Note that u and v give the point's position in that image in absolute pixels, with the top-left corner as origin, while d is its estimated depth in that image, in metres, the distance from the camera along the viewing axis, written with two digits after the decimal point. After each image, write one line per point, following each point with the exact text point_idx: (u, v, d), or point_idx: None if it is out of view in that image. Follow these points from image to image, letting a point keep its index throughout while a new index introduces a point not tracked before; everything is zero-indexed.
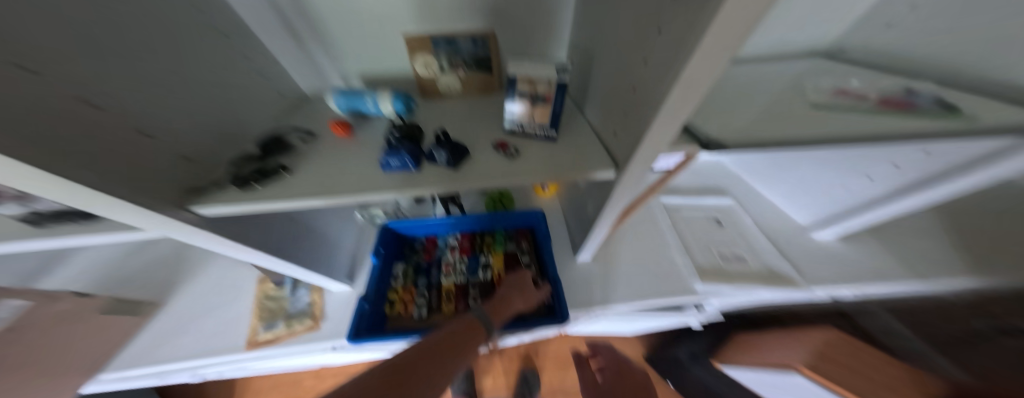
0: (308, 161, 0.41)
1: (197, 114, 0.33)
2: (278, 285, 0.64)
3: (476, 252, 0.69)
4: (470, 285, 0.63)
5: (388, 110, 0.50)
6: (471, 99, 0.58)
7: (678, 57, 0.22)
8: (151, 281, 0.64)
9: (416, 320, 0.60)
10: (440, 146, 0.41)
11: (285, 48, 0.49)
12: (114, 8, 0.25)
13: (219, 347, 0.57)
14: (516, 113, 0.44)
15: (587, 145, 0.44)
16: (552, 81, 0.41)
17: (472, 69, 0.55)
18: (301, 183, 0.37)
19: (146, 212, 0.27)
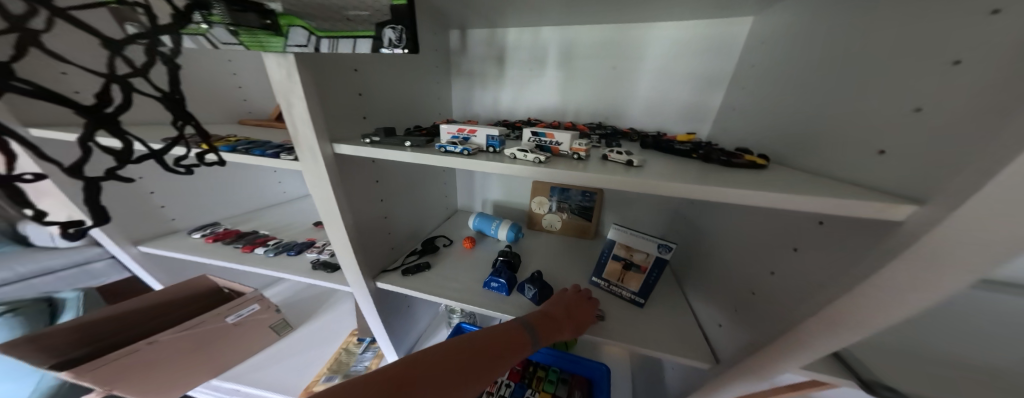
0: (444, 262, 0.55)
1: (416, 222, 0.56)
2: (358, 341, 0.74)
3: (524, 382, 0.64)
4: None
5: (503, 235, 0.64)
6: (567, 238, 0.69)
7: (824, 292, 0.23)
8: (299, 308, 0.83)
9: None
10: (531, 283, 0.48)
11: (463, 179, 0.74)
12: (418, 177, 0.52)
13: (287, 386, 0.64)
14: (606, 268, 0.50)
15: (683, 325, 0.43)
16: (650, 255, 0.45)
17: (574, 215, 0.68)
18: (434, 279, 0.49)
19: (361, 278, 0.41)
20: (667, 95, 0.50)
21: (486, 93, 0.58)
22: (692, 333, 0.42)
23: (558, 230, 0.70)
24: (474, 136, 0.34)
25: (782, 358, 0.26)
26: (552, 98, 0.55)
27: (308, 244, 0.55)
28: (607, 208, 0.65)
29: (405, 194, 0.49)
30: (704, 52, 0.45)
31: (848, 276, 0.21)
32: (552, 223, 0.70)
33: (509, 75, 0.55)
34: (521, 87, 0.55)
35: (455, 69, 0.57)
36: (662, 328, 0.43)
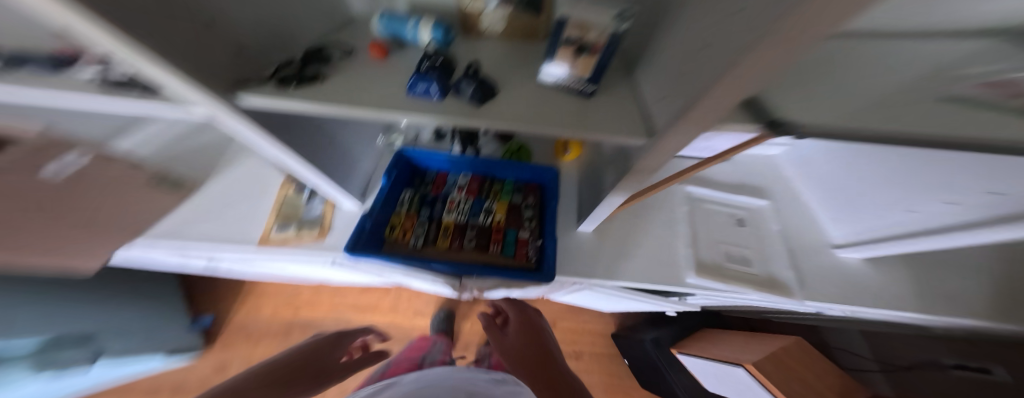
0: (344, 73, 0.43)
1: (255, 8, 0.36)
2: (297, 192, 0.69)
3: (482, 196, 0.70)
4: (469, 225, 0.66)
5: (427, 38, 0.51)
6: (513, 44, 0.56)
7: (748, 35, 0.18)
8: (196, 162, 0.74)
9: (410, 248, 0.64)
10: (466, 82, 0.45)
11: None
12: None
13: (233, 238, 0.63)
14: (560, 65, 0.42)
15: (624, 109, 0.42)
16: (604, 31, 0.38)
17: (521, 7, 0.51)
18: (331, 92, 0.39)
19: (201, 91, 0.29)
20: None
21: None
22: (633, 114, 0.41)
23: (501, 33, 0.55)
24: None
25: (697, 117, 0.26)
26: None
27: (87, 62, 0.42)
28: None
29: None
30: None
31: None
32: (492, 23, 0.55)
33: None
34: None
35: None
36: (602, 113, 0.42)
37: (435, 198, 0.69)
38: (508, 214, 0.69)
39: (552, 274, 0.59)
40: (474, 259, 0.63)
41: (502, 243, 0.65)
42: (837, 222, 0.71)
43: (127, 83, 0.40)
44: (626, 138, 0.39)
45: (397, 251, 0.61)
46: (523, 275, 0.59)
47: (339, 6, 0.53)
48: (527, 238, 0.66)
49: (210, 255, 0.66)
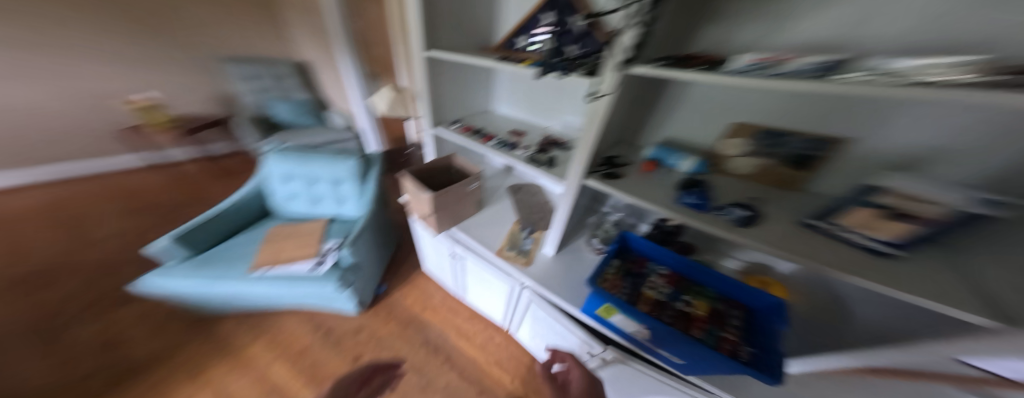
0: (633, 176, 0.76)
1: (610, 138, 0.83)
2: (520, 229, 1.18)
3: (680, 290, 0.76)
4: (670, 306, 0.71)
5: (687, 167, 0.74)
6: (755, 183, 0.75)
7: None
8: (488, 194, 1.39)
9: (620, 298, 0.72)
10: (737, 208, 0.59)
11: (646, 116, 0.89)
12: (623, 108, 0.76)
13: (487, 244, 1.14)
14: (849, 216, 0.52)
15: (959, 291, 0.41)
16: (943, 209, 0.40)
17: (777, 162, 0.70)
18: (627, 186, 0.72)
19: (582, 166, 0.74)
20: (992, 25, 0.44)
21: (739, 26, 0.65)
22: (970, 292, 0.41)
23: (744, 174, 0.76)
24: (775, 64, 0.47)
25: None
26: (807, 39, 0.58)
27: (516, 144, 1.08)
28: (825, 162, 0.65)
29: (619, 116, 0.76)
30: None
31: None
32: (738, 165, 0.75)
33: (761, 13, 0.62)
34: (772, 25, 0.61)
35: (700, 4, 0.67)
36: (914, 277, 0.44)
37: (637, 273, 0.80)
38: (711, 315, 0.70)
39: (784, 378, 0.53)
40: (673, 338, 0.64)
41: (706, 333, 0.65)
42: None
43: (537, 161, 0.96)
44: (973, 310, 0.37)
45: (608, 293, 0.71)
46: (751, 369, 0.55)
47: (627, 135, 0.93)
48: (736, 339, 0.63)
49: (468, 248, 1.21)
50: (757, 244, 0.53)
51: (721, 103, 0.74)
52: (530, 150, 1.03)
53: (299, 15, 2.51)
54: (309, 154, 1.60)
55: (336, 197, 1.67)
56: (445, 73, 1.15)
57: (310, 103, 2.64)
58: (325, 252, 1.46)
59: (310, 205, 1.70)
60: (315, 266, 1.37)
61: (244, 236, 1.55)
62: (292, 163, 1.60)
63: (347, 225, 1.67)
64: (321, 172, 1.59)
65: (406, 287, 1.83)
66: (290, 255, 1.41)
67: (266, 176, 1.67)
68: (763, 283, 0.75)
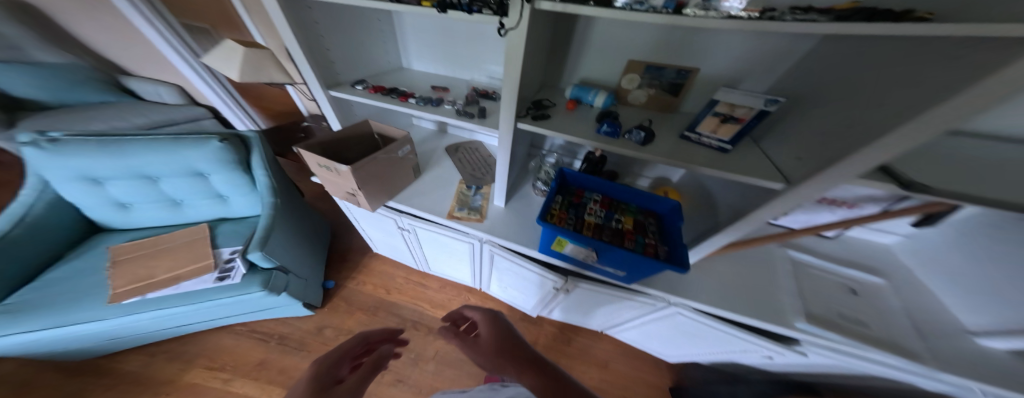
0: (558, 116, 0.84)
1: (531, 81, 0.85)
2: (467, 187, 1.19)
3: (612, 210, 0.92)
4: (606, 226, 0.86)
5: (599, 102, 0.84)
6: (650, 109, 0.87)
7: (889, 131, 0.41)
8: (427, 161, 1.31)
9: (565, 225, 0.85)
10: (640, 130, 0.70)
11: (561, 63, 0.93)
12: (538, 51, 0.80)
13: (435, 211, 1.12)
14: (707, 124, 0.66)
15: (761, 164, 0.63)
16: (752, 109, 0.57)
17: (662, 91, 0.83)
18: (554, 125, 0.80)
19: (506, 113, 0.80)
20: None
21: None
22: (770, 167, 0.61)
23: (642, 103, 0.87)
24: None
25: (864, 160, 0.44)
26: None
27: (439, 99, 1.02)
28: (696, 84, 0.79)
29: (535, 63, 0.82)
30: None
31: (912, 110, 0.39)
32: (638, 96, 0.85)
33: None
34: None
35: None
36: (743, 163, 0.63)
37: (577, 204, 0.92)
38: (636, 227, 0.88)
39: (689, 265, 0.73)
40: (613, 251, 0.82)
41: (634, 242, 0.82)
42: (967, 312, 0.73)
43: (468, 113, 0.94)
44: (773, 182, 0.58)
45: (558, 227, 0.82)
46: (666, 264, 0.74)
47: (547, 78, 0.98)
48: (654, 243, 0.83)
49: (413, 220, 1.19)
50: (654, 156, 0.67)
51: (618, 37, 0.81)
52: (456, 104, 0.99)
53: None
54: (122, 142, 1.10)
55: (210, 194, 1.30)
56: (323, 18, 0.93)
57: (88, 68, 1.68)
58: (228, 260, 1.25)
59: (170, 209, 1.32)
60: (218, 280, 1.19)
61: (79, 260, 1.21)
62: (98, 160, 1.10)
63: (246, 227, 1.39)
64: (160, 166, 1.15)
65: (361, 275, 1.74)
66: (163, 275, 1.17)
67: (62, 182, 1.16)
68: (665, 193, 0.96)
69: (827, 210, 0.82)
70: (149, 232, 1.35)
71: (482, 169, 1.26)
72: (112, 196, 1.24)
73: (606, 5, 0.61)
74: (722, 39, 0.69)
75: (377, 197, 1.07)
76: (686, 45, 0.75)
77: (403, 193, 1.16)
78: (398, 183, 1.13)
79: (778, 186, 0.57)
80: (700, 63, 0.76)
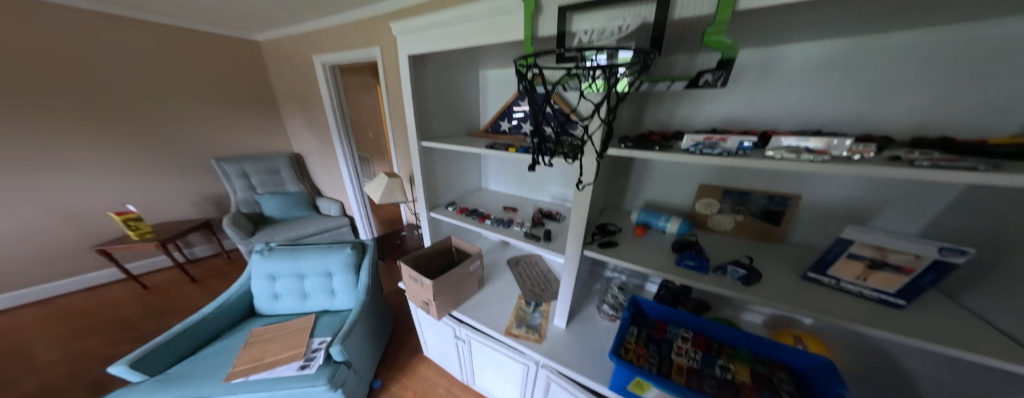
0: (628, 242, 0.82)
1: (597, 206, 0.90)
2: (526, 302, 1.14)
3: (712, 352, 0.70)
4: (708, 375, 0.64)
5: (674, 228, 0.81)
6: (740, 237, 0.78)
7: None
8: (491, 272, 1.36)
9: (647, 368, 0.65)
10: (739, 266, 0.59)
11: (626, 188, 0.98)
12: (604, 181, 0.87)
13: (494, 325, 1.06)
14: (841, 267, 0.52)
15: (982, 336, 0.42)
16: (919, 257, 0.43)
17: (753, 217, 0.75)
18: (627, 252, 0.76)
19: (574, 239, 0.82)
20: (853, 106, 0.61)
21: (665, 112, 0.84)
22: (1002, 342, 0.40)
23: (728, 229, 0.79)
24: (723, 142, 0.57)
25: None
26: (735, 113, 0.73)
27: (510, 220, 1.14)
28: (799, 212, 0.69)
29: (600, 192, 0.89)
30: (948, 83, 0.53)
31: None
32: (721, 223, 0.79)
33: (694, 96, 0.77)
34: (705, 103, 0.77)
35: (651, 97, 0.85)
36: (942, 328, 0.43)
37: (659, 339, 0.74)
38: (756, 381, 0.63)
39: None
40: None
41: None
42: None
43: (535, 236, 1.01)
44: (1013, 363, 0.37)
45: (637, 366, 0.64)
46: None
47: (612, 201, 1.02)
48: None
49: (470, 332, 1.13)
50: (772, 300, 0.53)
51: (685, 168, 0.83)
52: (524, 226, 1.08)
53: (298, 114, 2.67)
54: (301, 250, 1.61)
55: (327, 290, 1.62)
56: (437, 160, 1.26)
57: (304, 195, 2.71)
58: (313, 350, 1.36)
59: (299, 301, 1.64)
60: (301, 367, 1.27)
61: (225, 341, 1.45)
62: (281, 261, 1.59)
63: (338, 318, 1.58)
64: (311, 266, 1.58)
65: (406, 378, 1.61)
66: (269, 359, 1.32)
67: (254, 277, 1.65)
68: (797, 339, 0.70)
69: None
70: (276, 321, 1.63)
71: (541, 286, 1.24)
72: (273, 290, 1.64)
73: (670, 149, 0.66)
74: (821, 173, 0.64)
75: (444, 307, 1.09)
76: (771, 175, 0.70)
77: (465, 303, 1.17)
78: (464, 296, 1.16)
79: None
80: (799, 190, 0.68)
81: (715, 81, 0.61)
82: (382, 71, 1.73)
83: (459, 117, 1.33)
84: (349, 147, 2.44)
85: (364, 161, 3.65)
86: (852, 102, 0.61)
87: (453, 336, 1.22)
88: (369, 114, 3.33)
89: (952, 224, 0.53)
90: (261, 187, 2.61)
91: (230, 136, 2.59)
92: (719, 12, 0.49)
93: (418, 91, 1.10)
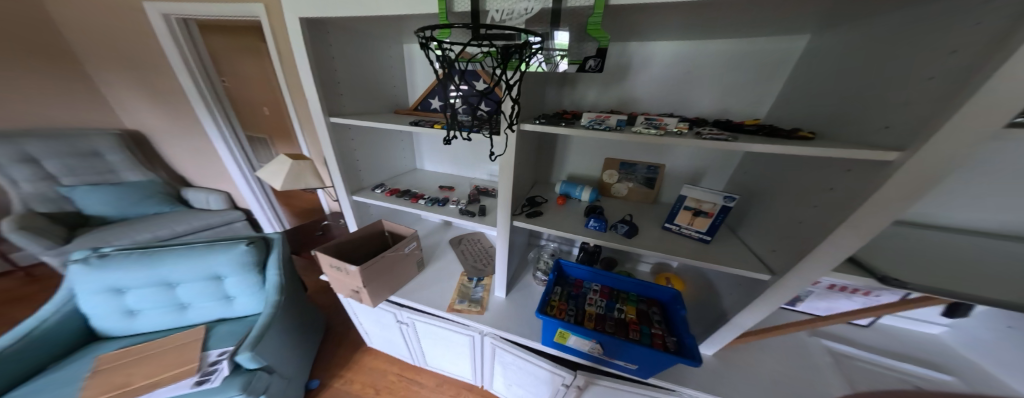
0: (550, 212, 0.96)
1: (525, 180, 1.00)
2: (468, 279, 1.23)
3: (613, 299, 0.92)
4: (608, 317, 0.85)
5: (586, 196, 1.00)
6: (630, 199, 1.00)
7: (834, 232, 0.51)
8: (431, 253, 1.38)
9: (566, 319, 0.82)
10: (624, 223, 0.79)
11: (548, 164, 1.11)
12: (529, 159, 0.97)
13: (437, 304, 1.11)
14: (682, 217, 0.75)
15: (742, 254, 0.70)
16: (716, 204, 0.68)
17: (639, 184, 0.98)
18: (549, 221, 0.90)
19: (504, 212, 0.90)
20: (697, 97, 0.82)
21: (575, 94, 0.95)
22: (749, 257, 0.68)
23: (623, 194, 1.01)
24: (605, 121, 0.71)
25: (817, 256, 0.53)
26: (626, 99, 0.89)
27: (446, 199, 1.16)
28: (665, 179, 0.94)
29: (526, 169, 0.99)
30: (746, 84, 0.76)
31: (846, 212, 0.50)
32: (620, 189, 1.00)
33: (596, 81, 0.91)
34: (604, 88, 0.91)
35: (565, 80, 0.94)
36: (727, 253, 0.70)
37: (578, 294, 0.93)
38: (639, 316, 0.86)
39: (702, 358, 0.69)
40: (621, 347, 0.77)
41: (640, 333, 0.79)
42: None
43: (469, 213, 1.06)
44: (753, 271, 0.64)
45: (559, 319, 0.80)
46: (677, 357, 0.70)
47: (539, 177, 1.15)
48: (663, 333, 0.80)
49: (412, 314, 1.16)
50: (644, 248, 0.73)
51: (592, 146, 1.00)
52: (460, 204, 1.13)
53: (128, 77, 1.91)
54: (162, 252, 1.27)
55: (218, 296, 1.36)
56: (356, 137, 1.14)
57: (157, 185, 2.06)
58: (213, 362, 1.17)
59: (175, 313, 1.34)
60: (196, 384, 1.09)
61: (57, 373, 1.11)
62: (132, 271, 1.23)
63: (243, 324, 1.38)
64: (189, 272, 1.28)
65: (349, 372, 1.56)
66: (138, 384, 1.07)
67: (86, 294, 1.24)
68: (668, 280, 1.01)
69: (844, 297, 0.82)
70: (140, 340, 1.30)
71: (481, 261, 1.34)
72: (124, 304, 1.28)
73: (574, 124, 0.77)
74: (678, 149, 0.87)
75: (382, 294, 1.08)
76: (649, 151, 0.92)
77: (405, 287, 1.18)
78: (403, 280, 1.17)
79: (766, 278, 0.63)
80: (666, 162, 0.91)
81: (597, 69, 0.68)
82: (267, 32, 1.36)
83: (380, 93, 1.21)
84: (229, 125, 1.93)
85: (255, 139, 2.93)
86: (697, 94, 0.81)
87: (395, 321, 1.23)
88: (255, 83, 2.63)
89: (739, 184, 0.82)
90: (69, 176, 1.84)
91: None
92: (596, 5, 0.58)
93: (322, 56, 0.94)
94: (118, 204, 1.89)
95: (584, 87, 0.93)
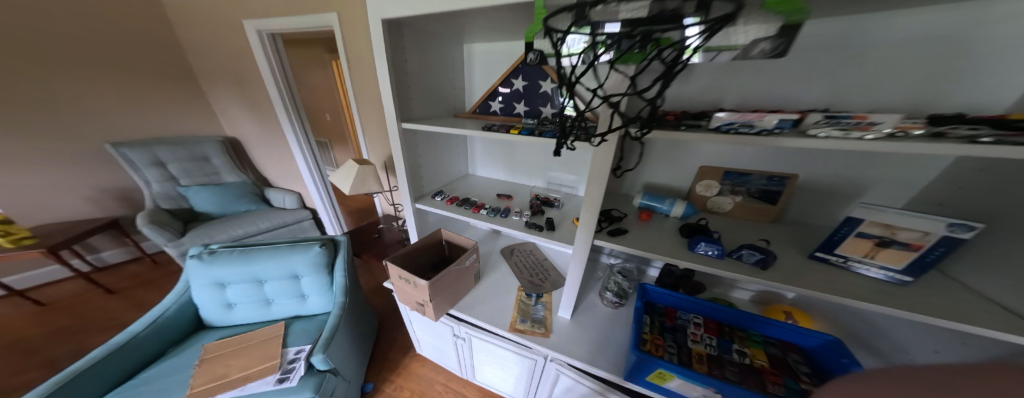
0: (637, 229, 0.82)
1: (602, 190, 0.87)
2: (527, 295, 1.13)
3: (727, 337, 0.74)
4: (726, 361, 0.67)
5: (678, 211, 0.84)
6: (736, 216, 0.82)
7: None
8: (486, 262, 1.32)
9: (666, 358, 0.67)
10: (750, 250, 0.61)
11: (626, 171, 0.96)
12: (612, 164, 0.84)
13: (498, 322, 1.03)
14: (855, 246, 0.55)
15: (959, 304, 0.48)
16: (927, 234, 0.47)
17: (751, 197, 0.79)
18: (638, 241, 0.76)
19: (585, 229, 0.78)
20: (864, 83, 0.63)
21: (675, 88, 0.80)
22: (974, 311, 0.47)
23: (726, 210, 0.83)
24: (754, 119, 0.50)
25: None
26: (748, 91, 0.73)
27: (507, 209, 1.08)
28: (794, 191, 0.74)
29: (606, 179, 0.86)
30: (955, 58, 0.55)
31: None
32: (721, 203, 0.83)
33: (706, 71, 0.75)
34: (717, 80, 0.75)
35: None
36: (930, 301, 0.49)
37: (674, 327, 0.76)
38: (772, 363, 0.67)
39: None
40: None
41: (785, 388, 0.61)
42: None
43: (535, 226, 0.96)
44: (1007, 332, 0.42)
45: (658, 357, 0.65)
46: None
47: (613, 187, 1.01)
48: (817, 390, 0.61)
49: (469, 331, 1.10)
50: (793, 287, 0.55)
51: (690, 150, 0.84)
52: (524, 215, 1.04)
53: (229, 92, 2.21)
54: (254, 252, 1.39)
55: (295, 294, 1.46)
56: (421, 143, 1.13)
57: (246, 186, 2.35)
58: (292, 360, 1.24)
59: (261, 309, 1.46)
60: (280, 381, 1.15)
61: (173, 359, 1.26)
62: (231, 268, 1.36)
63: (315, 323, 1.46)
64: (273, 269, 1.39)
65: (400, 378, 1.56)
66: (238, 375, 1.17)
67: (197, 286, 1.40)
68: (789, 315, 0.79)
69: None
70: (235, 332, 1.44)
71: (538, 273, 1.24)
72: (224, 298, 1.43)
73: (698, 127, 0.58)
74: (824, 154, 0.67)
75: (442, 306, 1.03)
76: (772, 157, 0.74)
77: (462, 301, 1.12)
78: (460, 293, 1.11)
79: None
80: (799, 170, 0.72)
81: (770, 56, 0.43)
82: (341, 48, 1.45)
83: (441, 98, 1.18)
84: (302, 130, 2.11)
85: (322, 145, 3.23)
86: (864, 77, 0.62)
87: (451, 334, 1.17)
88: (323, 92, 2.89)
89: (930, 199, 0.59)
90: (184, 177, 2.17)
91: (131, 115, 2.07)
92: None
93: (395, 64, 0.93)
94: (218, 201, 2.18)
95: (687, 81, 0.77)
